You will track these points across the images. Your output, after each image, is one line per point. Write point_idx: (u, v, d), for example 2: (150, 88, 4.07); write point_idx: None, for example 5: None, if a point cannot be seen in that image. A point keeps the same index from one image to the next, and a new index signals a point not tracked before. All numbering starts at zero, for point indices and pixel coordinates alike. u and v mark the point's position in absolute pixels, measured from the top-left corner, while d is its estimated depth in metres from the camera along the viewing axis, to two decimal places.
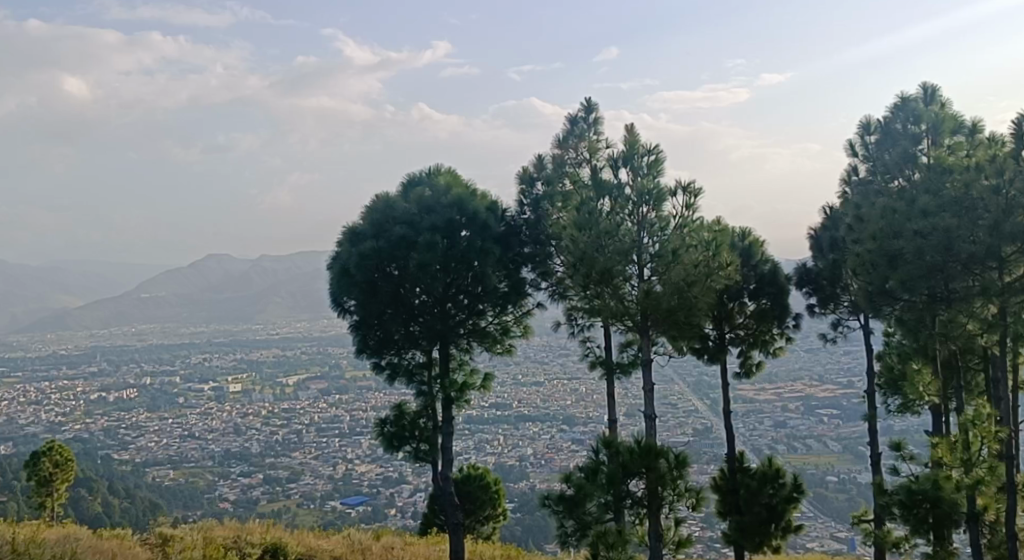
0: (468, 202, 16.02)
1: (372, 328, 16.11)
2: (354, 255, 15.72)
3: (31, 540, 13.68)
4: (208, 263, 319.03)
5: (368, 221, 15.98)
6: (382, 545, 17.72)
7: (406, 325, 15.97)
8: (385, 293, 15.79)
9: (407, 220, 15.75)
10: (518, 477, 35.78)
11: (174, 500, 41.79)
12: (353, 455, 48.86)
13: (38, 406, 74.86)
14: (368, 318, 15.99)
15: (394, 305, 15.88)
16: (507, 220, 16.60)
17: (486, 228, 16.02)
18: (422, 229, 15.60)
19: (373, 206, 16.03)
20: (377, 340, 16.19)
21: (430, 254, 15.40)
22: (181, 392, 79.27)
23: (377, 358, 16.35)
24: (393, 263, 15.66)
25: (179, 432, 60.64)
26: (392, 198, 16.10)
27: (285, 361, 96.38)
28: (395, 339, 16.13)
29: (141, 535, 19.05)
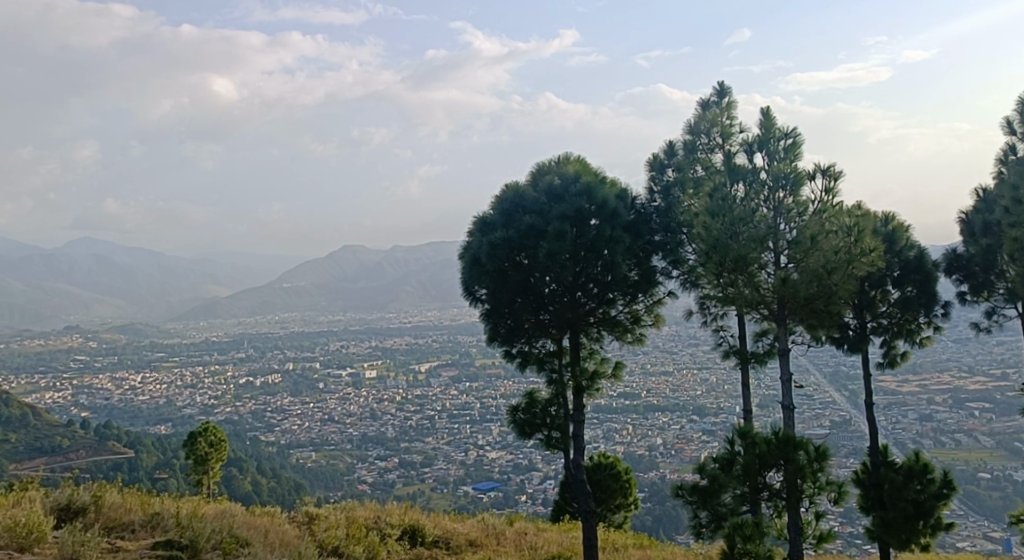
0: (598, 189, 15.48)
1: (501, 317, 15.82)
2: (484, 245, 15.44)
3: (194, 514, 14.05)
4: (341, 255, 327.86)
5: (496, 211, 15.66)
6: (516, 531, 17.78)
7: (537, 314, 15.62)
8: (515, 282, 15.42)
9: (537, 209, 15.38)
10: (649, 466, 35.64)
11: (316, 481, 43.34)
12: (484, 441, 49.49)
13: (191, 389, 78.74)
14: (499, 307, 15.73)
15: (523, 294, 15.53)
16: (638, 208, 16.14)
17: (616, 217, 15.45)
18: (551, 218, 15.21)
19: (503, 195, 15.69)
20: (507, 328, 15.86)
21: (559, 244, 15.00)
22: (321, 377, 81.97)
23: (507, 346, 16.00)
24: (523, 252, 15.27)
25: (319, 416, 62.74)
26: (521, 187, 15.74)
27: (418, 349, 98.21)
28: (526, 328, 15.78)
29: (290, 512, 19.64)
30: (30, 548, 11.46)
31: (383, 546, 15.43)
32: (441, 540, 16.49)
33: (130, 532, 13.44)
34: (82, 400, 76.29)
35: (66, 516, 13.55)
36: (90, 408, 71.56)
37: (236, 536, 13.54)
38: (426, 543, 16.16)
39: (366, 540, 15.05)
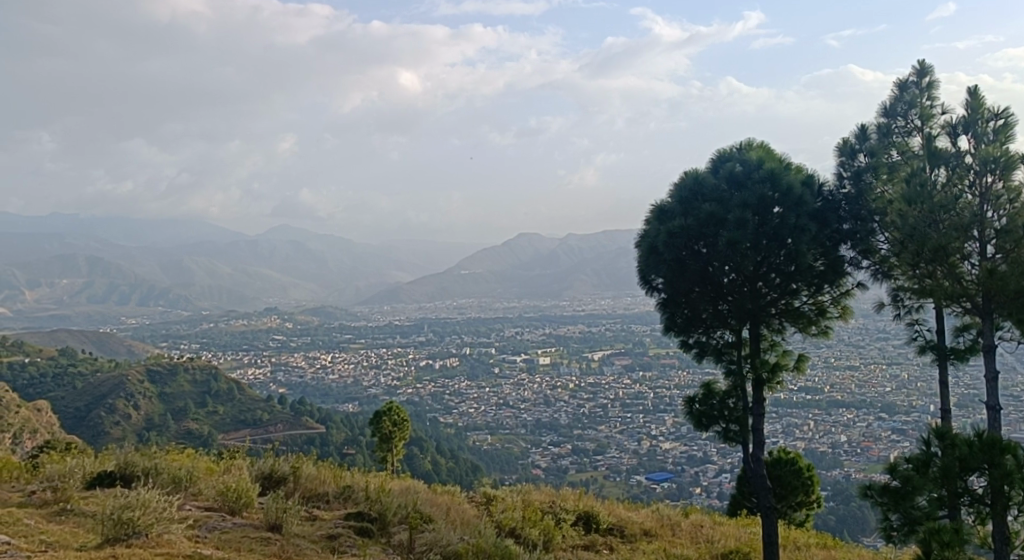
0: (782, 176, 12.44)
1: (678, 306, 12.94)
2: (661, 233, 12.67)
3: (384, 487, 14.28)
4: (516, 242, 332.76)
5: (674, 197, 12.83)
6: (693, 522, 15.67)
7: (714, 305, 12.70)
8: (692, 273, 12.57)
9: (718, 197, 12.49)
10: (832, 465, 34.40)
11: (492, 464, 44.18)
12: (657, 431, 49.12)
13: (375, 370, 82.03)
14: (674, 298, 12.88)
15: (702, 284, 12.63)
16: (824, 196, 12.82)
17: (803, 205, 12.35)
18: (732, 206, 12.32)
19: (680, 180, 12.89)
20: (684, 318, 12.99)
21: (742, 234, 12.12)
22: (497, 362, 83.66)
23: (684, 338, 13.16)
24: (702, 241, 12.44)
25: (495, 400, 64.02)
26: (700, 172, 12.87)
27: (592, 337, 98.59)
28: (704, 319, 12.89)
29: (466, 493, 19.50)
30: (239, 512, 12.08)
31: (557, 529, 13.97)
32: (616, 527, 14.72)
33: (324, 502, 14.00)
34: (276, 377, 80.97)
35: (268, 485, 14.28)
36: (285, 384, 75.80)
37: (421, 512, 12.55)
38: (601, 530, 14.47)
39: (541, 523, 13.59)
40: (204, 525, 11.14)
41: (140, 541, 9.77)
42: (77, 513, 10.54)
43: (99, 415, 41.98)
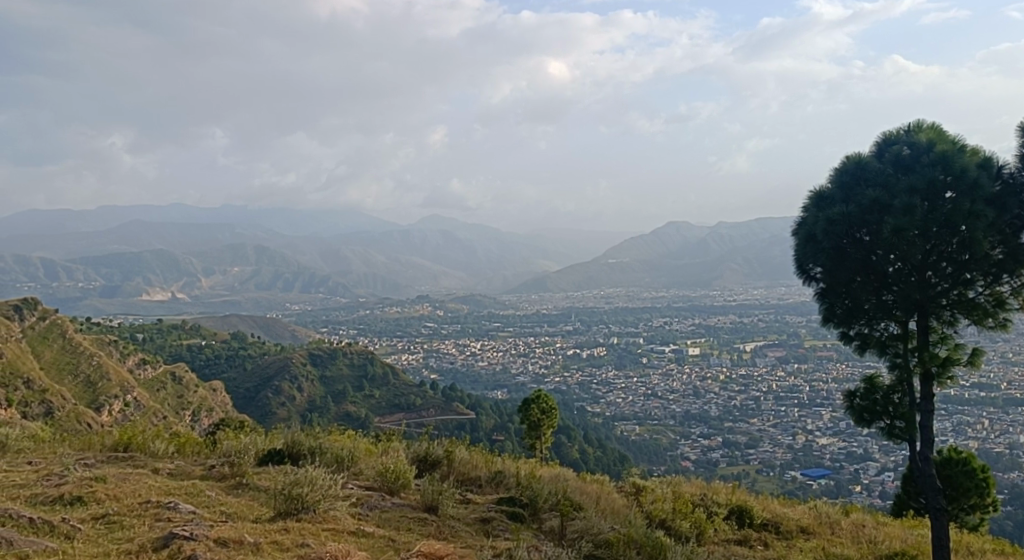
0: (955, 159, 11.77)
1: (838, 296, 12.45)
2: (820, 220, 12.29)
3: (535, 473, 14.32)
4: (664, 231, 329.45)
5: (835, 182, 12.41)
6: (853, 521, 15.09)
7: (878, 295, 12.16)
8: (854, 261, 12.14)
9: (883, 181, 12.00)
10: (1008, 467, 32.59)
11: (640, 454, 43.92)
12: (813, 426, 47.70)
13: (524, 358, 82.86)
14: (835, 287, 12.42)
15: (865, 273, 12.16)
16: (1006, 178, 11.88)
17: (978, 188, 11.66)
18: (899, 191, 11.82)
19: (842, 164, 12.45)
20: (844, 309, 12.46)
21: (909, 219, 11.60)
22: (645, 352, 83.12)
23: (844, 330, 12.62)
24: (866, 228, 11.98)
25: (643, 390, 63.65)
26: (865, 156, 12.38)
27: (744, 328, 96.55)
28: (867, 310, 12.35)
29: (616, 483, 19.40)
30: (397, 493, 12.36)
31: (710, 522, 13.71)
32: (771, 523, 14.34)
33: (477, 486, 14.14)
34: (428, 363, 82.93)
35: (423, 467, 14.55)
36: (436, 371, 77.60)
37: (571, 500, 12.45)
38: (757, 526, 14.12)
39: (693, 515, 13.36)
40: (365, 503, 11.45)
41: (308, 516, 10.15)
42: (251, 487, 11.04)
43: (266, 396, 44.08)
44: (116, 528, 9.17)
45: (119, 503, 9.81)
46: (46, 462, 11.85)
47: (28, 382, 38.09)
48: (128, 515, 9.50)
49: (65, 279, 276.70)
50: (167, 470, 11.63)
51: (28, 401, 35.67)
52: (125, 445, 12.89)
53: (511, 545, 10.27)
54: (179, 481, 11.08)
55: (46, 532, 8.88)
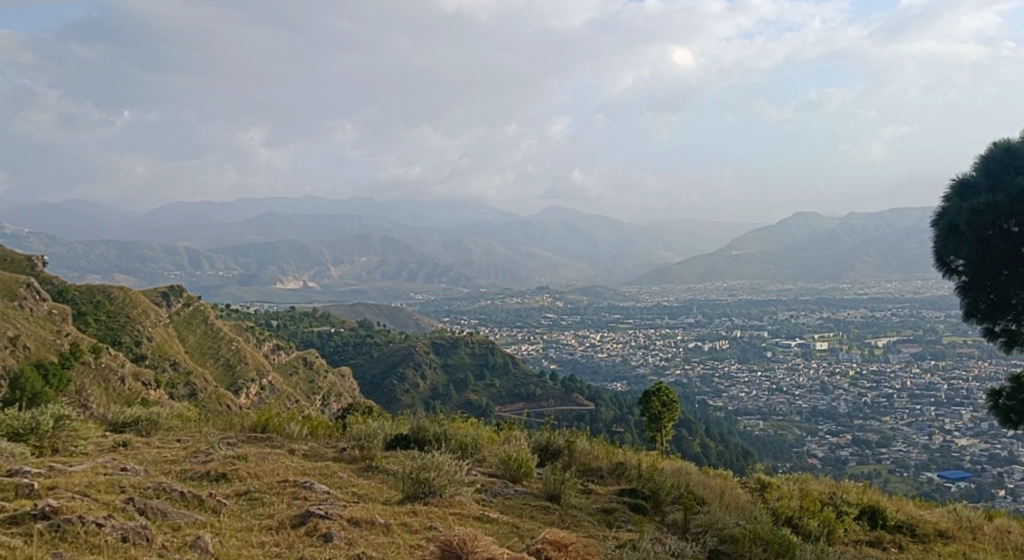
0: None
1: (983, 291, 11.95)
2: (964, 210, 11.78)
3: (658, 466, 14.20)
4: (792, 222, 321.53)
5: (981, 170, 11.89)
6: (995, 525, 14.46)
7: None
8: (1002, 253, 11.60)
9: None
10: None
11: (765, 450, 43.13)
12: (951, 426, 45.87)
13: (645, 350, 82.39)
14: (980, 281, 11.90)
15: (1013, 266, 11.61)
16: None
17: None
18: None
19: (991, 151, 11.89)
20: (989, 304, 11.96)
21: None
22: (771, 346, 81.50)
23: (990, 326, 12.09)
24: (1015, 218, 11.42)
25: (768, 385, 62.43)
26: (1016, 142, 11.78)
27: (876, 322, 93.38)
28: (1015, 305, 11.81)
29: (740, 478, 19.07)
30: (520, 480, 12.49)
31: (841, 522, 13.34)
32: (906, 525, 13.88)
33: (599, 477, 14.13)
34: (548, 354, 83.38)
35: (545, 457, 14.59)
36: (557, 361, 77.97)
37: (695, 493, 12.30)
38: (892, 528, 13.67)
39: (822, 514, 13.02)
40: (489, 490, 11.58)
41: (435, 500, 10.36)
42: (381, 469, 11.34)
43: (392, 383, 45.17)
44: (257, 504, 9.56)
45: (259, 481, 10.21)
46: (192, 440, 12.46)
47: (174, 363, 40.19)
48: (268, 493, 9.88)
49: (202, 268, 289.07)
50: (302, 450, 12.05)
51: (175, 382, 38.82)
52: (263, 426, 13.44)
53: (635, 537, 10.24)
54: (313, 462, 11.47)
55: (195, 505, 9.29)
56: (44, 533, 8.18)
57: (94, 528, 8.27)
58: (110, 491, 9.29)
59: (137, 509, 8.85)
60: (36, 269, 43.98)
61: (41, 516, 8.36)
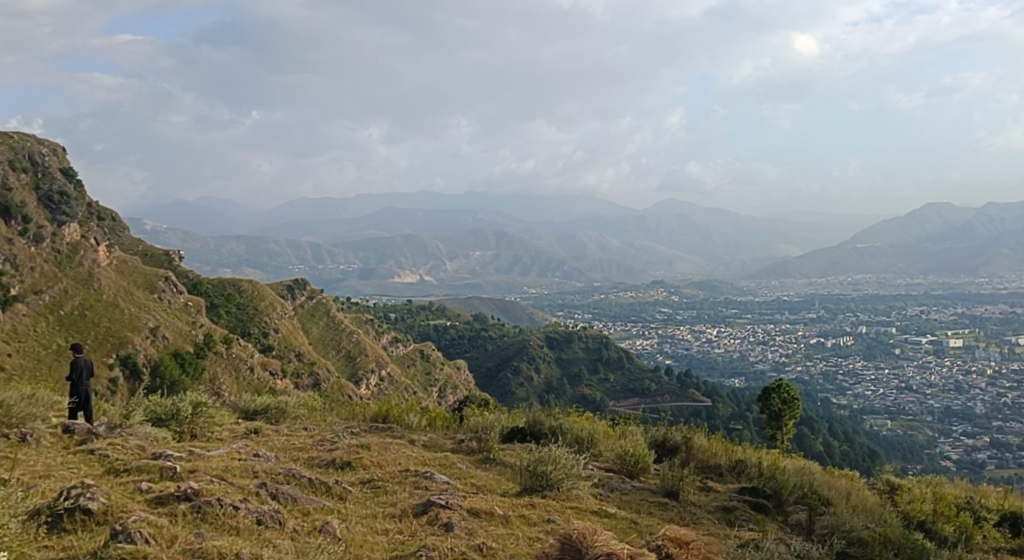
0: None
1: None
2: None
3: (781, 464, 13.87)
4: (920, 214, 310.07)
5: None
6: None
7: None
8: None
9: None
10: None
11: (893, 451, 41.77)
12: None
13: (766, 345, 80.83)
14: None
15: None
16: None
17: None
18: None
19: None
20: None
21: None
22: (899, 343, 78.80)
23: None
24: None
25: (897, 383, 60.41)
26: None
27: (1015, 319, 89.25)
28: None
29: (869, 478, 18.48)
30: (637, 476, 12.39)
31: (980, 527, 12.77)
32: None
33: (719, 475, 13.89)
34: (664, 348, 82.70)
35: (662, 453, 14.35)
36: (673, 356, 77.25)
37: (821, 493, 11.98)
38: None
39: (958, 519, 12.49)
40: (605, 485, 11.52)
41: (553, 494, 10.37)
42: (498, 462, 11.42)
43: (507, 376, 45.58)
44: (380, 493, 9.74)
45: (382, 470, 10.42)
46: (316, 428, 12.77)
47: (299, 354, 41.39)
48: (390, 482, 10.06)
49: (323, 263, 297.08)
50: (422, 441, 12.23)
51: (300, 372, 39.98)
52: (383, 417, 13.70)
53: (757, 536, 10.06)
54: (433, 453, 11.61)
55: (322, 491, 9.54)
56: (187, 514, 8.29)
57: (232, 510, 8.39)
58: (244, 476, 9.58)
59: (271, 494, 9.09)
60: (173, 264, 45.93)
61: (185, 498, 8.50)
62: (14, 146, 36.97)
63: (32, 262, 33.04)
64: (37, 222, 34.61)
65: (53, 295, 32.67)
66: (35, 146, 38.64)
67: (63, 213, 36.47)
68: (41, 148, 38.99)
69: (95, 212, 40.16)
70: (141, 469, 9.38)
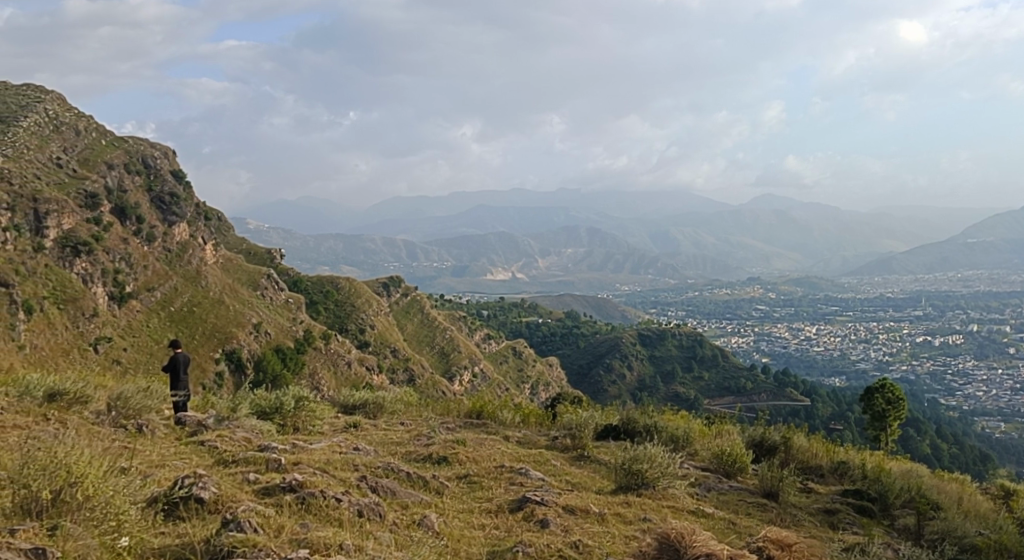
0: None
1: None
2: None
3: (886, 467, 13.42)
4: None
5: None
6: None
7: None
8: None
9: None
10: None
11: (1005, 455, 40.23)
12: None
13: (868, 344, 78.76)
14: None
15: None
16: None
17: None
18: None
19: None
20: None
21: None
22: (1011, 342, 75.87)
23: None
24: None
25: (1008, 384, 58.18)
26: None
27: None
28: None
29: (981, 482, 17.79)
30: (734, 476, 12.12)
31: None
32: None
33: (820, 476, 13.51)
34: (761, 347, 81.36)
35: (760, 453, 14.04)
36: (771, 354, 75.94)
37: (930, 498, 11.53)
38: None
39: None
40: (702, 484, 11.31)
41: (649, 492, 10.23)
42: (593, 460, 11.32)
43: (600, 373, 45.44)
44: (477, 488, 9.73)
45: (479, 465, 10.42)
46: (413, 423, 12.86)
47: (394, 350, 41.95)
48: (486, 477, 10.06)
49: (418, 260, 300.84)
50: (516, 438, 12.20)
51: (395, 367, 40.51)
52: (477, 413, 13.73)
53: (863, 540, 9.75)
54: (528, 449, 11.58)
55: (420, 486, 9.58)
56: (292, 505, 8.36)
57: (334, 502, 8.43)
58: (345, 469, 9.68)
59: (371, 487, 9.16)
60: (274, 261, 47.09)
61: (290, 489, 8.60)
62: (128, 150, 38.41)
63: (145, 261, 34.34)
64: (149, 222, 35.93)
65: (164, 290, 34.05)
66: (148, 149, 40.06)
67: (173, 213, 37.73)
68: (153, 151, 40.41)
69: (202, 212, 41.43)
70: (249, 460, 9.56)
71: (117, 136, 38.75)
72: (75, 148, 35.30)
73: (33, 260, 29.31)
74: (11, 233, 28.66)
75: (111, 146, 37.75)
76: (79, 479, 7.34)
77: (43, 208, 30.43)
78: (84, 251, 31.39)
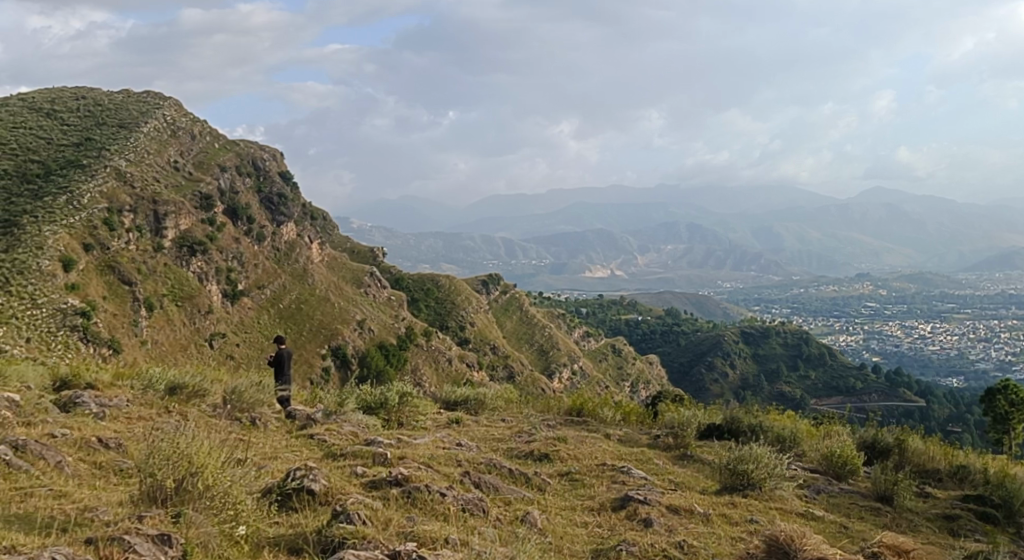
0: None
1: None
2: None
3: (1008, 472, 12.84)
4: None
5: None
6: None
7: None
8: None
9: None
10: None
11: None
12: None
13: (986, 343, 75.81)
14: None
15: None
16: None
17: None
18: None
19: None
20: None
21: None
22: None
23: None
24: None
25: None
26: None
27: None
28: None
29: None
30: (845, 478, 11.76)
31: None
32: None
33: (937, 479, 13.00)
34: (871, 345, 79.13)
35: (873, 455, 13.70)
36: (881, 353, 73.80)
37: None
38: None
39: None
40: (812, 486, 11.01)
41: (755, 493, 10.00)
42: (697, 459, 11.12)
43: (701, 371, 44.89)
44: (579, 485, 9.66)
45: (580, 463, 10.35)
46: (514, 419, 12.86)
47: (494, 347, 42.18)
48: (588, 475, 9.96)
49: (518, 257, 302.14)
50: (617, 436, 12.08)
51: (495, 364, 40.72)
52: (578, 410, 13.66)
53: (986, 549, 9.32)
54: (630, 448, 11.46)
55: (522, 482, 9.55)
56: (399, 498, 8.41)
57: (439, 497, 8.46)
58: (449, 464, 9.71)
59: (474, 483, 9.17)
60: (377, 260, 47.84)
61: (396, 483, 8.67)
62: (239, 153, 39.46)
63: (256, 260, 35.40)
64: (259, 222, 36.93)
65: (273, 289, 35.13)
66: (257, 152, 41.12)
67: (282, 213, 38.66)
68: (262, 153, 41.47)
69: (309, 212, 42.37)
70: (356, 454, 9.68)
71: (228, 140, 39.89)
72: (190, 152, 36.39)
73: (153, 260, 30.39)
74: (134, 234, 29.74)
75: (224, 149, 38.87)
76: (200, 469, 7.49)
77: (162, 209, 31.41)
78: (199, 251, 32.37)
